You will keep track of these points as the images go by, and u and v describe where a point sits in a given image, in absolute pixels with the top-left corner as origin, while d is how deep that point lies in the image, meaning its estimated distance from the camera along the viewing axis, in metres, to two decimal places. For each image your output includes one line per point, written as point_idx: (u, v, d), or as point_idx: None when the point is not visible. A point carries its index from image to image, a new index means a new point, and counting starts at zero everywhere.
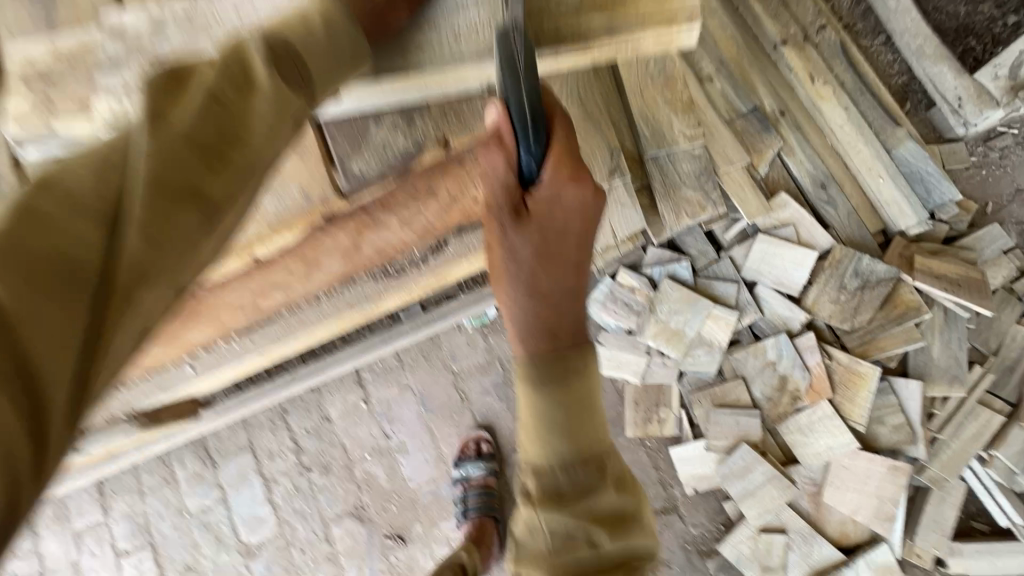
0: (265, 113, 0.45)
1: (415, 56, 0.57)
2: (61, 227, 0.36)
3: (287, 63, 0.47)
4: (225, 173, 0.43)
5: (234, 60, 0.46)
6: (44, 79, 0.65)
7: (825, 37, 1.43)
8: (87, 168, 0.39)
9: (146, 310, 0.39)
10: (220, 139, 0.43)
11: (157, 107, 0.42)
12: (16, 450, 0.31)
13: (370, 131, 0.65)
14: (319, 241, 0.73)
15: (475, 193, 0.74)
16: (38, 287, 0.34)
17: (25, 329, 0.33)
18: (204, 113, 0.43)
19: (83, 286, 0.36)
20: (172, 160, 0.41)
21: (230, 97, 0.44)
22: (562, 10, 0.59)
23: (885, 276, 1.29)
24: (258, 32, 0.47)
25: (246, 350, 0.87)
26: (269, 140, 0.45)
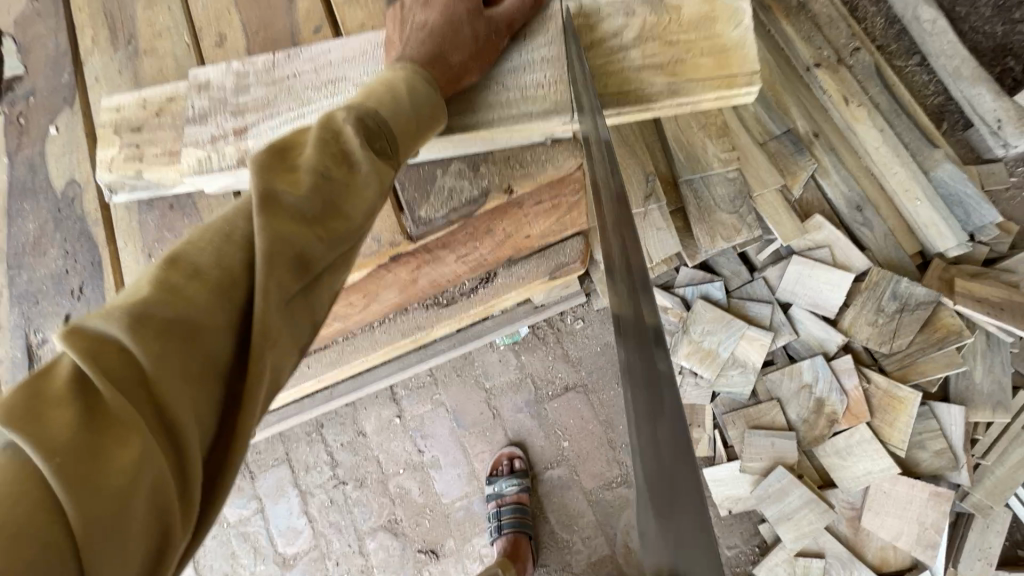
0: (365, 181, 0.49)
1: (484, 114, 0.59)
2: (191, 295, 0.40)
3: (377, 134, 0.51)
4: (331, 242, 0.47)
5: (330, 131, 0.50)
6: (133, 127, 0.70)
7: (860, 59, 1.42)
8: (212, 239, 0.43)
9: (273, 370, 0.43)
10: (325, 210, 0.46)
11: (268, 181, 0.45)
12: (167, 509, 0.36)
13: (435, 178, 0.66)
14: (380, 277, 0.74)
15: (528, 231, 0.77)
16: (179, 351, 0.38)
17: (166, 388, 0.37)
18: (314, 184, 0.46)
19: (215, 341, 0.40)
20: (290, 232, 0.43)
21: (334, 168, 0.48)
22: (622, 72, 0.60)
23: (925, 299, 1.26)
24: (352, 102, 0.51)
25: (301, 374, 0.89)
26: (363, 207, 0.49)
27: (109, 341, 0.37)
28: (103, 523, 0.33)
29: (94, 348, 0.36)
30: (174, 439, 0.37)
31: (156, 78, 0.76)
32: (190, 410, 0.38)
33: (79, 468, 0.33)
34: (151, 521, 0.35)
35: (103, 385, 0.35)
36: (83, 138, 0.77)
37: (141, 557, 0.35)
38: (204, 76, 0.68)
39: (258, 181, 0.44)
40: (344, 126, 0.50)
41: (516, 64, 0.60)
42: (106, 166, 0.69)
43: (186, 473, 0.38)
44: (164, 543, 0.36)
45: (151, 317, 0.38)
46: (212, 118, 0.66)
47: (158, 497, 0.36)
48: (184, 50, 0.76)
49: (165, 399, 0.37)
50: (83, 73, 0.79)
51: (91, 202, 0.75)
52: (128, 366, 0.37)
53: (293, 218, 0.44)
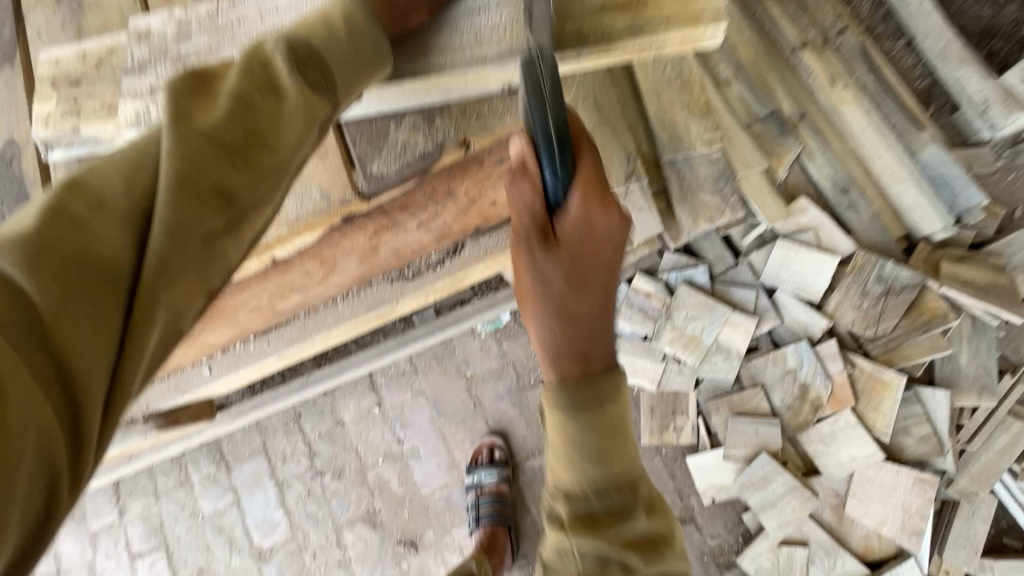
0: (291, 113, 0.47)
1: (435, 57, 0.56)
2: (89, 229, 0.40)
3: (308, 66, 0.48)
4: (251, 175, 0.45)
5: (257, 60, 0.47)
6: (70, 81, 0.66)
7: (846, 40, 1.38)
8: (119, 168, 0.43)
9: (177, 309, 0.43)
10: (245, 139, 0.45)
11: (183, 106, 0.44)
12: (55, 453, 0.36)
13: (389, 132, 0.63)
14: (336, 241, 0.71)
15: (493, 197, 0.74)
16: (66, 286, 0.38)
17: (59, 323, 0.38)
18: (233, 112, 0.45)
19: (110, 285, 0.40)
20: (201, 165, 0.43)
21: (258, 98, 0.46)
22: (583, 12, 0.56)
23: (911, 282, 1.24)
24: (283, 31, 0.49)
25: (263, 350, 0.88)
26: (291, 140, 0.47)
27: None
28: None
29: None
30: (62, 370, 0.37)
31: (100, 32, 0.72)
32: (85, 353, 0.38)
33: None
34: (36, 464, 0.36)
35: None
36: (23, 97, 0.73)
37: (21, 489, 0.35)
38: (143, 24, 0.63)
39: (170, 108, 0.44)
40: (271, 54, 0.48)
41: (471, 6, 0.56)
42: (42, 122, 0.65)
43: (79, 418, 0.38)
44: (56, 482, 0.37)
45: (39, 250, 0.38)
46: (152, 68, 0.62)
47: (44, 428, 0.36)
48: (129, 3, 0.72)
49: (52, 331, 0.37)
50: (22, 28, 0.74)
51: (30, 164, 0.71)
52: (13, 300, 0.37)
53: (206, 146, 0.43)
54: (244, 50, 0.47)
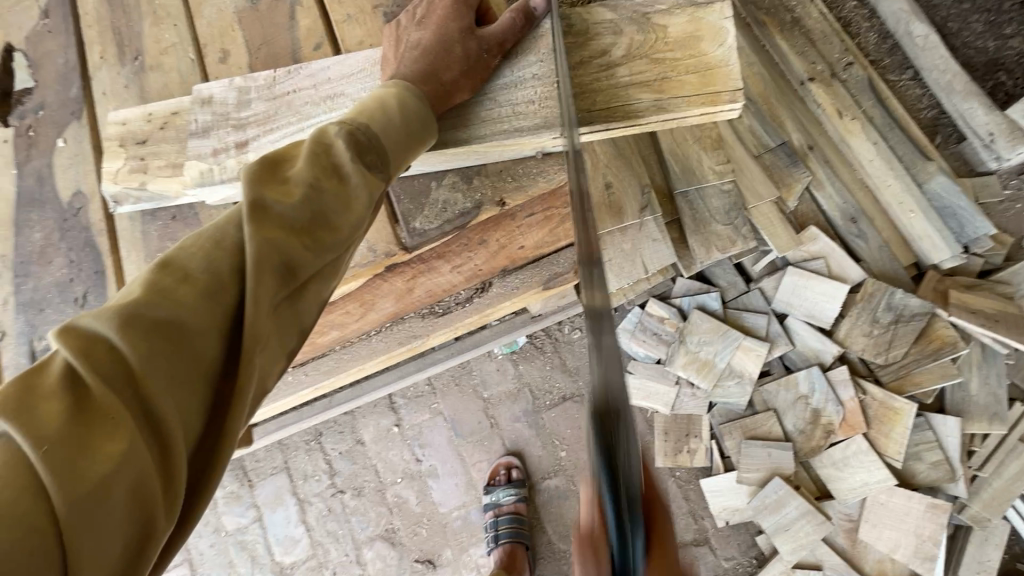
0: (353, 194, 0.51)
1: (476, 128, 0.62)
2: (181, 299, 0.44)
3: (367, 148, 0.53)
4: (317, 252, 0.49)
5: (323, 145, 0.52)
6: (137, 140, 0.73)
7: (853, 74, 1.45)
8: (202, 246, 0.46)
9: (260, 368, 0.46)
10: (313, 221, 0.49)
11: (258, 189, 0.47)
12: (149, 497, 0.40)
13: (430, 191, 0.68)
14: (377, 285, 0.76)
15: (522, 242, 0.78)
16: (162, 353, 0.42)
17: (154, 390, 0.41)
18: (304, 194, 0.49)
19: (197, 345, 0.43)
20: (276, 242, 0.46)
21: (324, 179, 0.50)
22: (612, 89, 0.62)
23: (919, 311, 1.28)
24: (344, 117, 0.53)
25: (300, 382, 0.91)
26: (350, 217, 0.51)
27: (100, 341, 0.41)
28: (85, 505, 0.37)
29: (89, 347, 0.40)
30: (157, 432, 0.41)
31: (162, 92, 0.78)
32: (175, 408, 0.42)
33: (65, 457, 0.37)
34: (130, 506, 0.39)
35: (92, 380, 0.40)
36: (90, 151, 0.80)
37: (122, 540, 0.39)
38: (207, 91, 0.70)
39: (248, 190, 0.47)
40: (335, 140, 0.52)
41: (509, 80, 0.62)
42: (111, 178, 0.72)
43: (169, 464, 0.41)
44: (148, 524, 0.40)
45: (138, 320, 0.42)
46: (214, 131, 0.68)
47: (142, 485, 0.39)
48: (189, 66, 0.79)
49: (150, 396, 0.41)
50: (90, 88, 0.81)
51: (96, 213, 0.78)
52: (119, 367, 0.41)
53: (281, 227, 0.47)
54: (310, 135, 0.51)
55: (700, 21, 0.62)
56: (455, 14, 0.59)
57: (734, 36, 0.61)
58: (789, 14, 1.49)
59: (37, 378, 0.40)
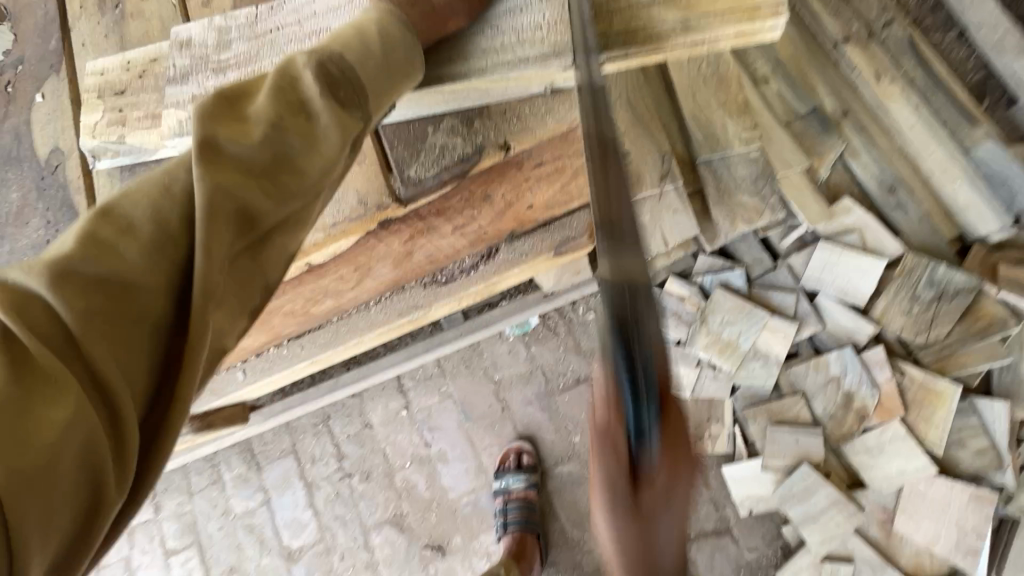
0: (323, 134, 0.46)
1: (475, 59, 0.54)
2: (123, 252, 0.41)
3: (341, 83, 0.47)
4: (280, 196, 0.45)
5: (288, 78, 0.47)
6: (116, 90, 0.67)
7: (892, 33, 1.31)
8: (147, 192, 0.43)
9: (215, 330, 0.43)
10: (275, 162, 0.45)
11: (210, 127, 0.43)
12: (99, 468, 0.38)
13: (426, 136, 0.61)
14: (372, 246, 0.70)
15: (530, 200, 0.72)
16: (104, 307, 0.39)
17: (95, 347, 0.38)
18: (266, 133, 0.45)
19: (144, 304, 0.41)
20: (229, 183, 0.42)
21: (289, 118, 0.46)
22: (631, 11, 0.54)
23: (964, 286, 1.17)
24: (314, 47, 0.48)
25: (296, 355, 0.87)
26: (318, 160, 0.46)
27: (36, 299, 0.38)
28: (25, 468, 0.35)
29: (22, 303, 0.37)
30: (101, 391, 0.39)
31: (143, 41, 0.73)
32: (121, 374, 0.39)
33: (5, 422, 0.35)
34: (79, 478, 0.37)
35: (32, 344, 0.37)
36: (70, 106, 0.75)
37: (72, 500, 0.37)
38: (185, 33, 0.64)
39: (200, 127, 0.43)
40: (301, 72, 0.47)
41: (512, 4, 0.54)
42: (89, 132, 0.66)
43: (120, 434, 0.39)
44: (98, 497, 0.38)
45: (76, 273, 0.39)
46: (192, 76, 0.62)
47: (86, 448, 0.37)
48: (170, 12, 0.73)
49: (91, 359, 0.38)
50: (70, 39, 0.76)
51: (74, 172, 0.72)
52: (57, 326, 0.38)
53: (237, 167, 0.43)
54: (275, 67, 0.47)
55: None
56: None
57: None
58: None
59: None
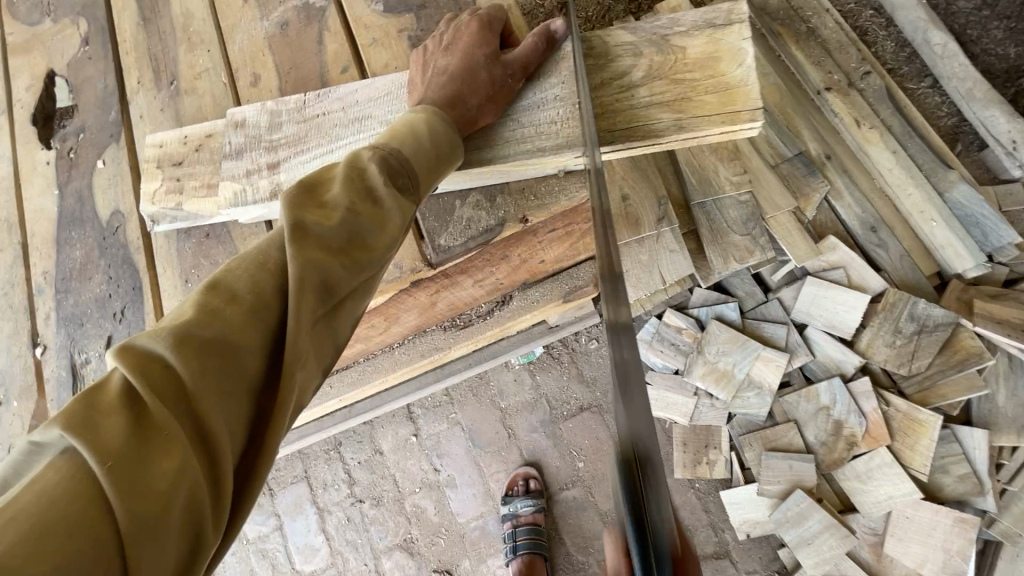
0: (387, 217, 0.53)
1: (500, 148, 0.63)
2: (227, 318, 0.45)
3: (400, 172, 0.55)
4: (352, 270, 0.50)
5: (357, 169, 0.54)
6: (173, 161, 0.75)
7: (871, 83, 1.44)
8: (247, 267, 0.48)
9: (298, 391, 0.47)
10: (348, 243, 0.50)
11: (299, 214, 0.49)
12: (200, 515, 0.40)
13: (455, 208, 0.69)
14: (400, 300, 0.78)
15: (543, 256, 0.80)
16: (212, 368, 0.43)
17: (207, 406, 0.42)
18: (344, 214, 0.51)
19: (246, 361, 0.45)
20: (315, 259, 0.48)
21: (359, 204, 0.52)
22: (632, 110, 0.63)
23: (943, 321, 1.26)
24: (378, 142, 0.56)
25: (325, 395, 0.93)
26: (384, 240, 0.52)
27: (156, 358, 0.42)
28: (145, 519, 0.36)
29: (143, 363, 0.41)
30: (208, 447, 0.41)
31: (196, 115, 0.82)
32: (224, 425, 0.43)
33: (125, 468, 0.37)
34: (185, 522, 0.39)
35: (152, 399, 0.40)
36: (129, 172, 0.83)
37: (176, 554, 0.38)
38: (239, 114, 0.73)
39: (289, 214, 0.49)
40: (368, 164, 0.54)
41: (531, 102, 0.64)
42: (149, 199, 0.75)
43: (218, 483, 0.41)
44: (199, 541, 0.40)
45: (188, 337, 0.43)
46: (247, 153, 0.71)
47: (192, 501, 0.39)
48: (222, 90, 0.82)
49: (201, 411, 0.42)
50: (129, 111, 0.85)
51: (134, 232, 0.81)
52: (171, 383, 0.42)
53: (321, 246, 0.48)
54: (345, 160, 0.54)
55: (719, 42, 0.63)
56: (481, 43, 0.62)
57: (752, 56, 0.62)
58: (805, 25, 1.49)
59: (95, 395, 0.40)
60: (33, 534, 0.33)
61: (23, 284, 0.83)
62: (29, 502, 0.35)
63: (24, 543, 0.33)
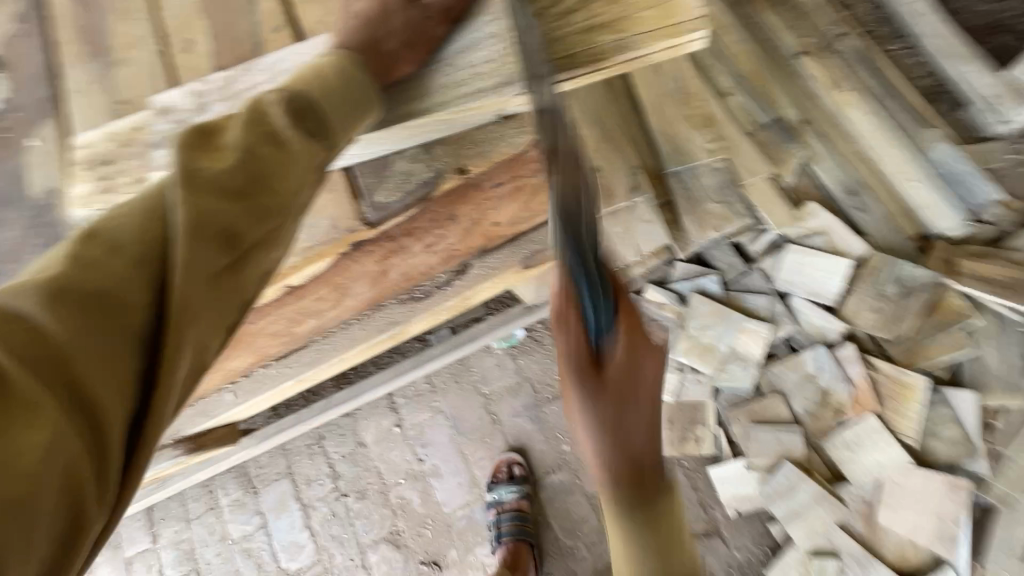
0: (293, 158, 0.50)
1: (428, 97, 0.59)
2: (112, 268, 0.42)
3: (308, 115, 0.52)
4: (256, 215, 0.47)
5: (259, 111, 0.51)
6: (99, 159, 0.72)
7: (846, 44, 1.42)
8: (135, 215, 0.45)
9: (198, 342, 0.44)
10: (248, 184, 0.47)
11: (189, 159, 0.47)
12: (76, 478, 0.36)
13: (391, 163, 0.66)
14: (346, 268, 0.74)
15: (495, 218, 0.77)
16: (88, 322, 0.39)
17: (79, 364, 0.38)
18: (239, 159, 0.48)
19: (128, 310, 0.41)
20: (208, 205, 0.45)
21: (260, 146, 0.49)
22: (568, 35, 0.59)
23: (926, 282, 1.24)
24: (283, 86, 0.52)
25: (282, 374, 0.91)
26: (293, 187, 0.49)
27: (19, 314, 0.38)
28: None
29: (3, 323, 0.38)
30: (86, 408, 0.38)
31: (130, 86, 0.78)
32: (106, 380, 0.39)
33: None
34: (57, 489, 0.36)
35: (4, 363, 0.36)
36: (64, 149, 0.80)
37: (53, 522, 0.35)
38: (166, 102, 0.71)
39: (179, 161, 0.46)
40: (270, 109, 0.51)
41: (460, 46, 0.60)
42: (81, 202, 0.71)
43: (103, 445, 0.38)
44: (79, 508, 0.37)
45: (62, 292, 0.40)
46: (176, 139, 0.69)
47: (62, 454, 0.36)
48: (155, 59, 0.78)
49: (72, 368, 0.38)
50: (61, 87, 0.81)
51: (68, 211, 0.77)
52: (35, 336, 0.38)
53: (214, 192, 0.45)
54: (245, 106, 0.51)
55: None
56: None
57: None
58: None
59: None
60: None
61: None
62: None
63: None
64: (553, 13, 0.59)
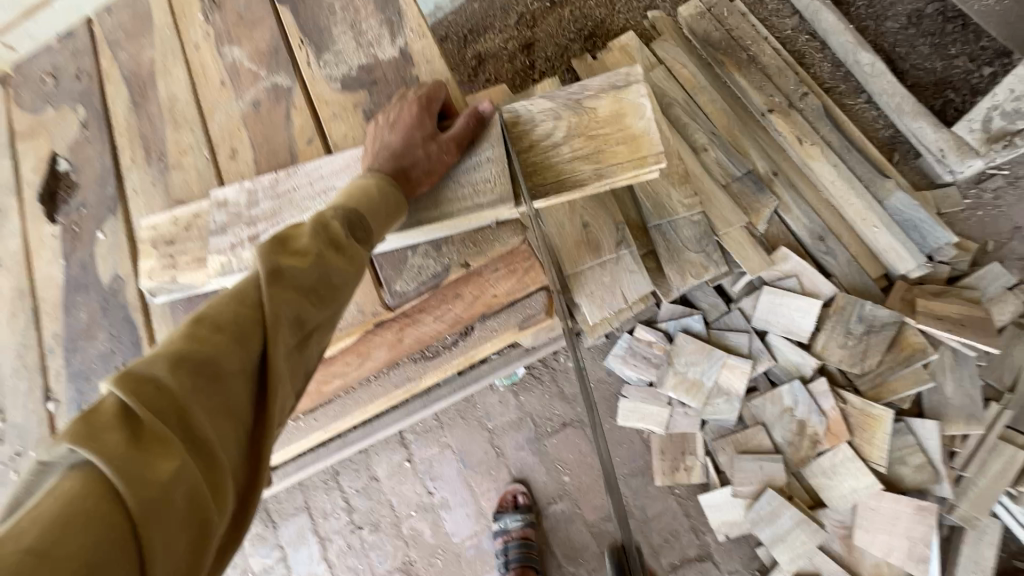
0: (349, 261, 0.63)
1: (442, 207, 0.75)
2: (218, 343, 0.52)
3: (358, 226, 0.66)
4: (322, 305, 0.60)
5: (322, 222, 0.65)
6: (167, 240, 0.87)
7: (809, 103, 1.57)
8: (229, 302, 0.56)
9: (279, 407, 0.55)
10: (318, 280, 0.60)
11: (274, 259, 0.59)
12: (201, 508, 0.45)
13: (406, 259, 0.80)
14: (369, 338, 0.91)
15: (494, 290, 0.89)
16: (203, 386, 0.49)
17: (200, 419, 0.48)
18: (312, 259, 0.60)
19: (232, 378, 0.51)
20: (289, 298, 0.57)
21: (325, 250, 0.62)
22: (558, 164, 0.75)
23: (889, 320, 1.36)
24: (337, 203, 0.67)
25: (310, 426, 1.05)
26: (347, 279, 0.63)
27: (150, 379, 0.47)
28: (151, 513, 0.42)
29: (139, 386, 0.46)
30: (206, 455, 0.47)
31: (184, 188, 0.93)
32: (220, 433, 0.49)
33: (130, 471, 0.42)
34: (189, 517, 0.44)
35: (146, 416, 0.45)
36: (126, 241, 0.94)
37: (186, 543, 0.44)
38: (221, 195, 0.85)
39: (265, 260, 0.58)
40: (331, 219, 0.65)
41: (467, 167, 0.76)
42: (147, 275, 0.86)
43: (217, 485, 0.47)
44: (205, 533, 0.45)
45: (182, 361, 0.49)
46: (231, 228, 0.82)
47: (194, 487, 0.45)
48: (205, 163, 0.93)
49: (195, 422, 0.48)
50: (124, 186, 0.96)
51: (133, 294, 0.91)
52: (165, 396, 0.47)
53: (294, 286, 0.58)
54: (310, 218, 0.64)
55: (622, 100, 0.75)
56: (418, 123, 0.74)
57: (652, 110, 0.74)
58: (745, 53, 1.61)
59: (94, 414, 0.45)
60: (51, 536, 0.38)
61: (33, 345, 0.94)
62: (52, 507, 0.39)
63: (55, 534, 0.38)
64: (548, 141, 0.76)
